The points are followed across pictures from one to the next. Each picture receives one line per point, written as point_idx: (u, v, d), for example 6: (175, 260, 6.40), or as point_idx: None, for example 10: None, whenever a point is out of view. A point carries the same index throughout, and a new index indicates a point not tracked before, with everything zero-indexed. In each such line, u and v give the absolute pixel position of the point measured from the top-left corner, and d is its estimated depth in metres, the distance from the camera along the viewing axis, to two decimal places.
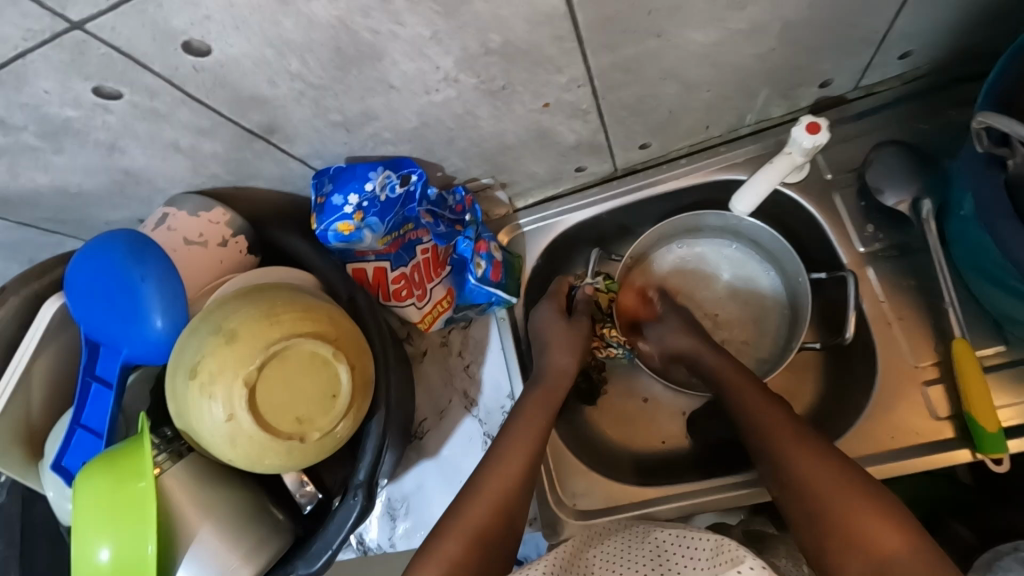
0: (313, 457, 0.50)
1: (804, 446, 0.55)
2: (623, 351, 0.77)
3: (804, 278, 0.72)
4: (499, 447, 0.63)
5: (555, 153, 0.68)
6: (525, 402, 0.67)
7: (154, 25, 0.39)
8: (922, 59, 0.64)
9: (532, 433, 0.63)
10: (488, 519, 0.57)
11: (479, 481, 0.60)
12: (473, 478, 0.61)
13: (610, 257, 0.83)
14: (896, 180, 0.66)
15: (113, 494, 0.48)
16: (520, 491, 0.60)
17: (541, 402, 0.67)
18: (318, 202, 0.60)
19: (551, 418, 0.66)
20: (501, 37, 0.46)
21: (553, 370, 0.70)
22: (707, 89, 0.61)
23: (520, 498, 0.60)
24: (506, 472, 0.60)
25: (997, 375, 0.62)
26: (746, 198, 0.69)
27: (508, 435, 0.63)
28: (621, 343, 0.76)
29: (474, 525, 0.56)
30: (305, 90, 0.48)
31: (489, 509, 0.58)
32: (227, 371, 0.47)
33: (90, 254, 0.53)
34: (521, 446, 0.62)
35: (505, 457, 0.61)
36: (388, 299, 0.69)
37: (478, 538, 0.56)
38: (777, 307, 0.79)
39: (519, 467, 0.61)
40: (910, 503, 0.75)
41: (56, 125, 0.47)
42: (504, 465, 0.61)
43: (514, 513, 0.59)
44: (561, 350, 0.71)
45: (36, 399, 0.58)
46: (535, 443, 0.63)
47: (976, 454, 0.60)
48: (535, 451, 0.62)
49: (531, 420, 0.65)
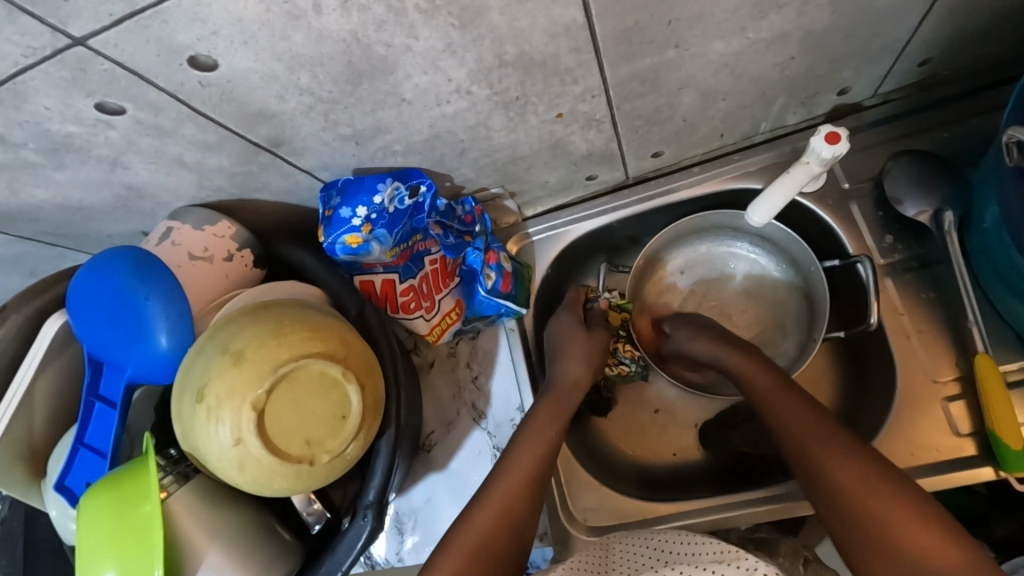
0: (323, 480, 0.49)
1: (863, 471, 0.50)
2: (635, 368, 0.76)
3: (816, 266, 0.71)
4: (505, 459, 0.61)
5: (568, 163, 0.67)
6: (537, 412, 0.65)
7: (159, 41, 0.37)
8: (944, 66, 0.63)
9: (539, 443, 0.62)
10: (492, 532, 0.56)
11: (484, 493, 0.59)
12: (480, 491, 0.60)
13: (617, 270, 0.82)
14: (916, 191, 0.64)
15: (118, 520, 0.47)
16: (524, 502, 0.59)
17: (551, 413, 0.65)
18: (325, 215, 0.58)
19: (561, 427, 0.64)
20: (517, 49, 0.45)
21: (562, 380, 0.68)
22: (725, 98, 0.60)
23: (527, 511, 0.58)
24: (511, 481, 0.59)
25: (1021, 391, 0.60)
26: (761, 209, 0.67)
27: (515, 445, 0.62)
28: (633, 359, 0.76)
29: (476, 538, 0.55)
30: (315, 104, 0.46)
31: (492, 522, 0.56)
32: (235, 395, 0.45)
33: (94, 273, 0.52)
34: (528, 455, 0.61)
35: (509, 469, 0.60)
36: (396, 311, 0.68)
37: (479, 551, 0.54)
38: (794, 303, 0.77)
39: (523, 479, 0.59)
40: None
41: (57, 141, 0.45)
42: (509, 476, 0.60)
43: (520, 525, 0.58)
44: (574, 361, 0.69)
45: (38, 417, 0.56)
46: (544, 452, 0.62)
47: (999, 472, 0.59)
48: (542, 463, 0.61)
49: (538, 431, 0.63)
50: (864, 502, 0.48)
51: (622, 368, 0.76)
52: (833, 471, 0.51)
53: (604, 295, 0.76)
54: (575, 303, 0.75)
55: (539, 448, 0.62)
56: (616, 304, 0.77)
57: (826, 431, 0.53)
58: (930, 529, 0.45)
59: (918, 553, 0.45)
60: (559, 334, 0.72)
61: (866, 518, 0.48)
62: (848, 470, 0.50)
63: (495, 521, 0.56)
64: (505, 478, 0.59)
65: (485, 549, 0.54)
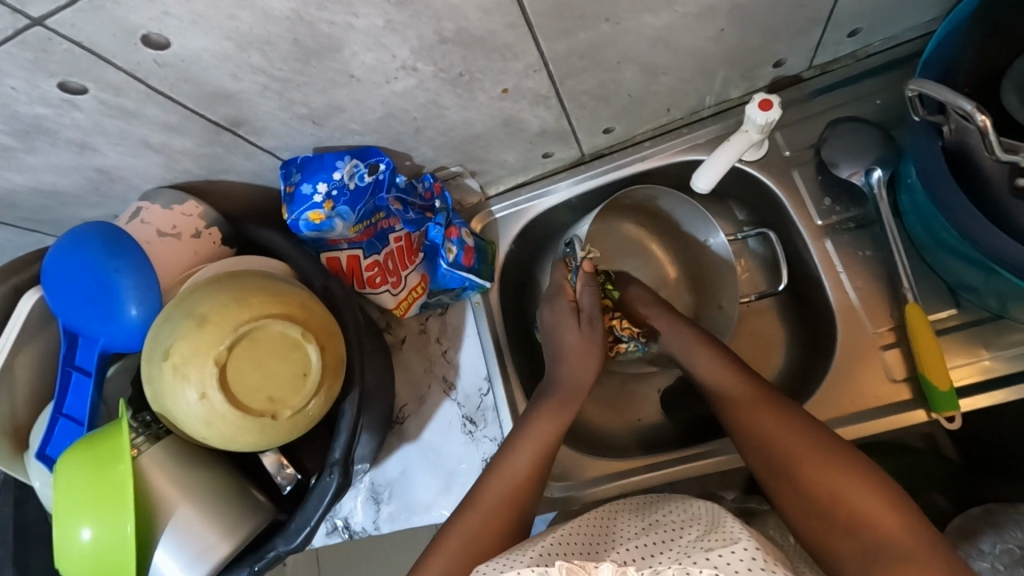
0: (287, 434, 0.52)
1: (828, 457, 0.53)
2: (634, 344, 0.73)
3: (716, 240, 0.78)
4: (497, 461, 0.63)
5: (523, 141, 0.70)
6: (538, 413, 0.66)
7: (113, 21, 0.40)
8: (871, 36, 0.67)
9: (536, 441, 0.64)
10: (482, 528, 0.58)
11: (477, 491, 0.61)
12: (472, 491, 0.62)
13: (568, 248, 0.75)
14: (851, 155, 0.68)
15: (93, 476, 0.50)
16: (517, 502, 0.60)
17: (553, 414, 0.66)
18: (287, 191, 0.61)
19: (553, 415, 0.66)
20: (454, 25, 0.48)
21: (566, 384, 0.68)
22: (666, 72, 0.63)
23: (531, 500, 0.61)
24: (503, 480, 0.61)
25: (951, 337, 0.64)
26: (707, 174, 0.70)
27: (515, 445, 0.64)
28: (629, 336, 0.73)
29: (463, 538, 0.57)
30: (269, 83, 0.49)
31: (473, 529, 0.58)
32: (199, 353, 0.49)
33: (66, 250, 0.55)
34: (522, 455, 0.63)
35: (502, 468, 0.62)
36: (363, 287, 0.71)
37: (467, 548, 0.57)
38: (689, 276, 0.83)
39: (514, 480, 0.61)
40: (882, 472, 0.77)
41: (27, 123, 0.48)
42: (498, 470, 0.62)
43: (516, 524, 0.59)
44: (576, 363, 0.69)
45: (20, 393, 0.59)
46: (541, 456, 0.63)
47: (931, 414, 0.63)
48: (538, 469, 0.62)
49: (540, 434, 0.64)
50: (832, 488, 0.51)
51: (621, 344, 0.74)
52: (799, 459, 0.54)
53: (584, 256, 0.71)
54: (565, 289, 0.71)
55: (533, 454, 0.63)
56: (604, 286, 0.75)
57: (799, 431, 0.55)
58: (892, 511, 0.48)
59: (875, 530, 0.47)
60: (555, 323, 0.71)
61: (828, 499, 0.50)
62: (815, 459, 0.53)
63: (484, 521, 0.58)
64: (498, 479, 0.61)
65: (476, 536, 0.57)
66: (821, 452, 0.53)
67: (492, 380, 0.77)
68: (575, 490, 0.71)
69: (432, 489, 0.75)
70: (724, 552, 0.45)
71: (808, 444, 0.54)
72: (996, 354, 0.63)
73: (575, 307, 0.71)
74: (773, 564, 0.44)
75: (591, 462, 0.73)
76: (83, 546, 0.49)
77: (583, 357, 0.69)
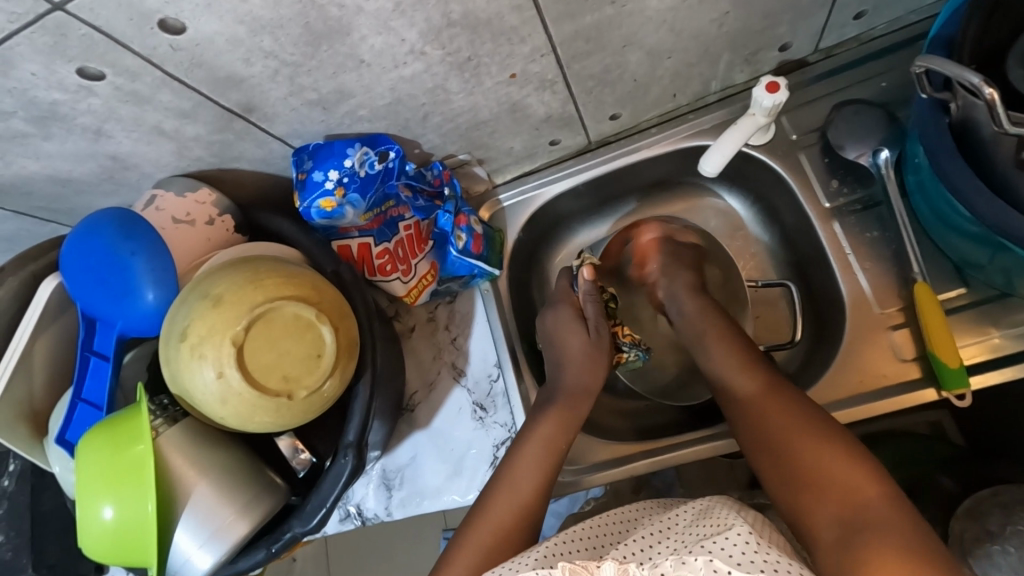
0: (302, 415, 0.53)
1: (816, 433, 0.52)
2: (635, 352, 0.76)
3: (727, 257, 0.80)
4: (508, 469, 0.62)
5: (529, 128, 0.71)
6: (549, 408, 0.66)
7: (129, 6, 0.41)
8: (874, 18, 0.68)
9: (543, 454, 0.63)
10: (498, 533, 0.57)
11: (489, 503, 0.60)
12: (484, 499, 0.61)
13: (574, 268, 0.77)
14: (856, 135, 0.68)
15: (115, 456, 0.51)
16: (528, 508, 0.59)
17: (560, 416, 0.66)
18: (300, 178, 0.62)
19: (568, 438, 0.65)
20: (461, 8, 0.49)
21: (567, 390, 0.68)
22: (670, 55, 0.63)
23: (539, 502, 0.60)
24: (517, 490, 0.60)
25: (959, 315, 0.65)
26: (712, 159, 0.72)
27: (519, 454, 0.63)
28: (632, 345, 0.75)
29: (480, 545, 0.56)
30: (280, 68, 0.50)
31: (493, 535, 0.57)
32: (215, 334, 0.50)
33: (83, 236, 0.56)
34: (527, 466, 0.62)
35: (514, 481, 0.61)
36: (374, 274, 0.71)
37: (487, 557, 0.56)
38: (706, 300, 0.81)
39: (525, 491, 0.60)
40: (903, 464, 0.78)
41: (44, 109, 0.49)
42: (514, 479, 0.61)
43: (528, 522, 0.59)
44: (582, 369, 0.69)
45: (38, 380, 0.61)
46: (546, 465, 0.62)
47: (940, 392, 0.63)
48: (545, 476, 0.62)
49: (548, 441, 0.64)
50: (812, 456, 0.51)
51: (622, 354, 0.76)
52: (796, 441, 0.53)
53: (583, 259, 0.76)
54: (569, 296, 0.75)
55: (540, 463, 0.62)
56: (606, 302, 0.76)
57: (790, 410, 0.55)
58: (890, 499, 0.46)
59: (862, 504, 0.47)
60: (558, 330, 0.72)
61: (805, 465, 0.51)
62: (800, 428, 0.53)
63: (502, 524, 0.58)
64: (509, 490, 0.60)
65: (489, 544, 0.56)
66: (813, 426, 0.53)
67: (502, 367, 0.77)
68: (588, 474, 0.71)
69: (444, 475, 0.75)
70: (719, 540, 0.45)
71: (795, 421, 0.54)
72: (1004, 332, 0.63)
73: (579, 315, 0.73)
74: (768, 549, 0.44)
75: (600, 446, 0.74)
76: (106, 524, 0.51)
77: (588, 365, 0.70)
